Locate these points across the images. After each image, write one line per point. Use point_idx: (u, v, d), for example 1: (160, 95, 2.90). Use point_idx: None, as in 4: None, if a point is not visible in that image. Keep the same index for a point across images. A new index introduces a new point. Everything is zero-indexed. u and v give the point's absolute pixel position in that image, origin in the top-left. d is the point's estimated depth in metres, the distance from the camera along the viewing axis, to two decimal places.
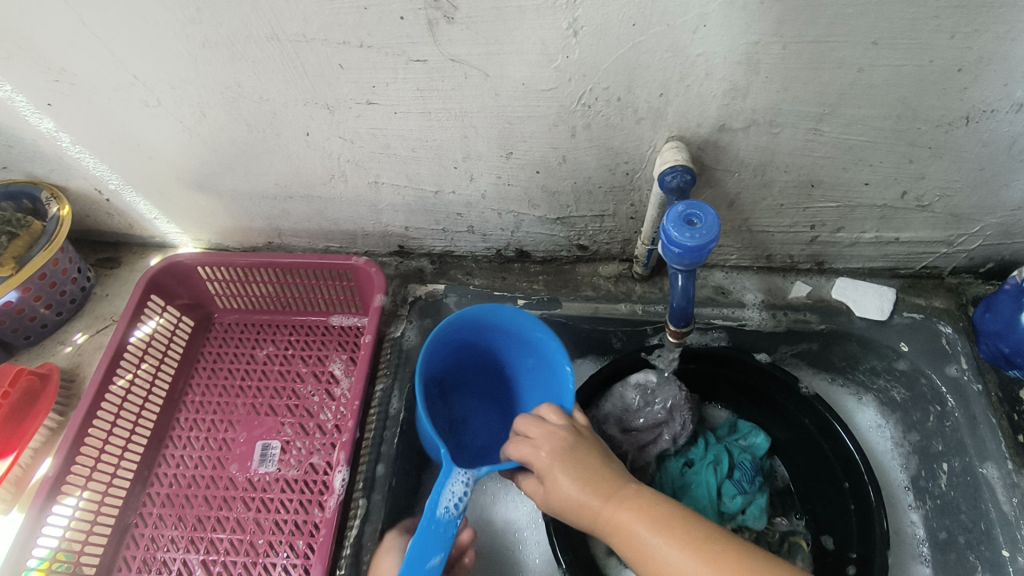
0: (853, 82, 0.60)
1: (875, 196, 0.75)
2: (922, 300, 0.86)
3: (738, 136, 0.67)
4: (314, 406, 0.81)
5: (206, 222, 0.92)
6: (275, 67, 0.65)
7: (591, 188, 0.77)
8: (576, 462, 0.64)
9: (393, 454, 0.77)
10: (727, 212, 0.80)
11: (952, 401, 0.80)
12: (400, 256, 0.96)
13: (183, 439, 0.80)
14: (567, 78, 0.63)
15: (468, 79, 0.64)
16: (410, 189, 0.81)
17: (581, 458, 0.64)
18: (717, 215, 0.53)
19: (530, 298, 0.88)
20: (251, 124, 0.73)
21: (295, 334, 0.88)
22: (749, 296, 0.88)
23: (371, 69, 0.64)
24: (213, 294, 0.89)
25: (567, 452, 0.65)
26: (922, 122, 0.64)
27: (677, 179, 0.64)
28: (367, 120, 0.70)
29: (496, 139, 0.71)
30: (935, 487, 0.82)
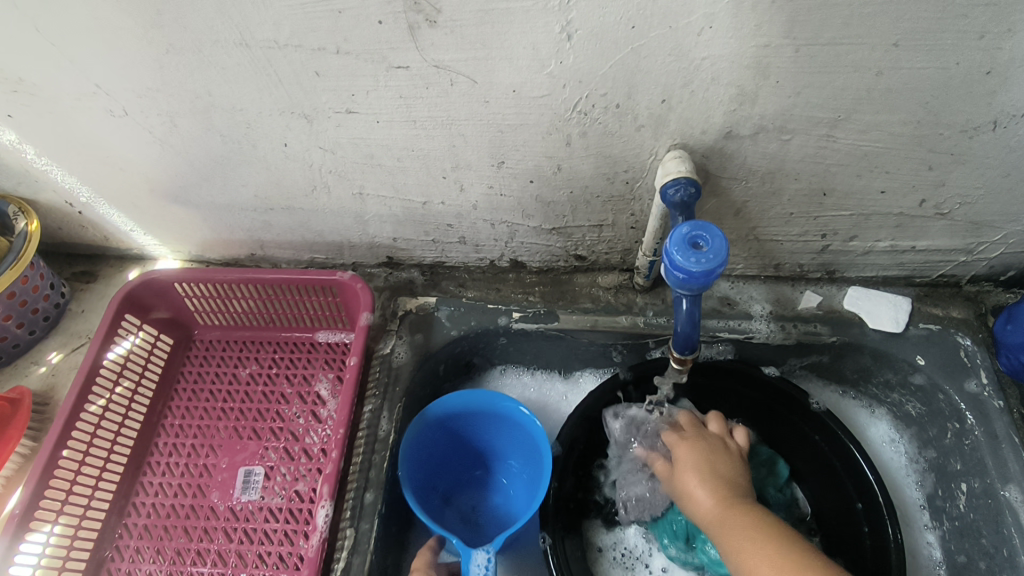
0: (871, 87, 0.55)
1: (892, 204, 0.70)
2: (938, 310, 0.82)
3: (746, 143, 0.63)
4: (299, 429, 0.77)
5: (185, 234, 0.87)
6: (248, 75, 0.60)
7: (588, 197, 0.73)
8: (705, 466, 0.70)
9: (383, 480, 0.74)
10: (733, 222, 0.75)
11: (972, 419, 0.75)
12: (390, 268, 0.91)
13: (162, 466, 0.76)
14: (561, 84, 0.58)
15: (454, 86, 0.59)
16: (398, 200, 0.76)
17: (711, 462, 0.70)
18: (724, 236, 0.49)
19: (525, 312, 0.85)
20: (224, 134, 0.68)
21: (279, 352, 0.84)
22: (757, 307, 0.83)
23: (351, 76, 0.59)
24: (192, 310, 0.84)
25: (704, 457, 0.71)
26: (945, 127, 0.59)
27: (681, 193, 0.59)
28: (348, 130, 0.66)
29: (486, 148, 0.67)
30: (953, 508, 0.78)
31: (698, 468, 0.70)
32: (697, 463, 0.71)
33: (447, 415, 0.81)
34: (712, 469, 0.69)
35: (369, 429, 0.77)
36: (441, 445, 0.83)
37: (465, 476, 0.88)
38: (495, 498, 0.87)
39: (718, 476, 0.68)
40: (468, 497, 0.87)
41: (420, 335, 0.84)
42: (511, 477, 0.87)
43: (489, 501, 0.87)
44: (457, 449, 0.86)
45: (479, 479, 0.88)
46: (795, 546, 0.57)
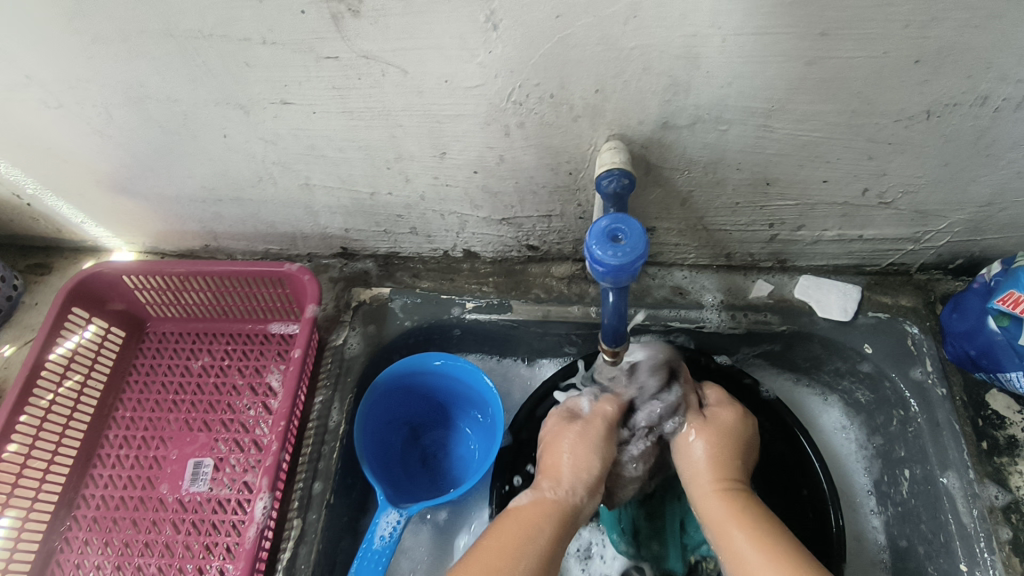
0: (802, 77, 0.55)
1: (836, 193, 0.70)
2: (888, 298, 0.82)
3: (684, 133, 0.62)
4: (249, 420, 0.77)
5: (137, 226, 0.87)
6: (178, 66, 0.59)
7: (534, 188, 0.72)
8: (715, 441, 0.72)
9: (331, 471, 0.74)
10: (680, 211, 0.75)
11: (916, 405, 0.76)
12: (345, 258, 0.91)
13: (112, 458, 0.76)
14: (493, 75, 0.57)
15: (386, 76, 0.58)
16: (345, 191, 0.76)
17: (718, 440, 0.72)
18: (643, 230, 0.49)
19: (478, 302, 0.85)
20: (163, 125, 0.67)
21: (232, 344, 0.84)
22: (708, 297, 0.84)
23: (281, 67, 0.58)
24: (143, 303, 0.83)
25: (710, 429, 0.72)
26: (879, 116, 0.59)
27: (614, 184, 0.59)
28: (286, 121, 0.65)
29: (427, 139, 0.66)
30: (897, 493, 0.79)
31: (704, 445, 0.71)
32: (711, 439, 0.72)
33: (405, 374, 0.83)
34: (711, 449, 0.71)
35: (319, 420, 0.77)
36: (402, 402, 0.86)
37: (432, 426, 0.91)
38: (458, 449, 0.89)
39: (717, 462, 0.71)
40: (433, 446, 0.90)
41: (373, 326, 0.84)
42: (470, 431, 0.89)
43: (451, 452, 0.89)
44: (420, 403, 0.89)
45: (446, 430, 0.90)
46: (794, 556, 0.59)
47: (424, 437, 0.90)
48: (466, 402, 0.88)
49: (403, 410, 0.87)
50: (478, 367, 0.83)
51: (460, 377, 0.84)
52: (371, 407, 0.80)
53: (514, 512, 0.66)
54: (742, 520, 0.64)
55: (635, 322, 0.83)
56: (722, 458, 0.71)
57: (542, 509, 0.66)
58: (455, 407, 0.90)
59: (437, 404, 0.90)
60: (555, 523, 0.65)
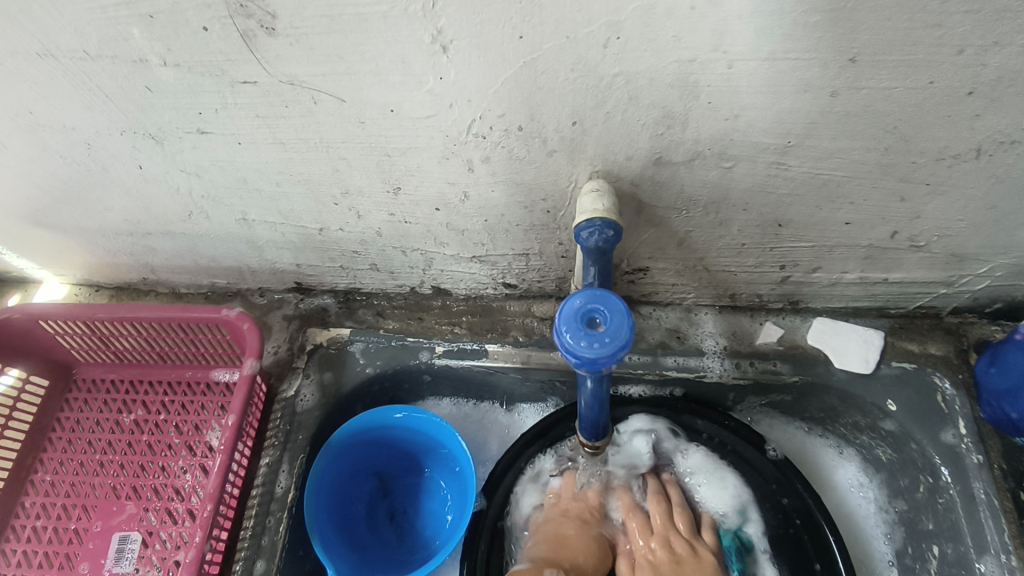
0: (824, 110, 0.45)
1: (859, 236, 0.60)
2: (915, 346, 0.72)
3: (681, 170, 0.52)
4: (184, 486, 0.68)
5: (65, 258, 0.77)
6: (67, 90, 0.49)
7: (506, 226, 0.62)
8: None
9: (276, 548, 0.65)
10: (677, 252, 0.64)
11: (947, 474, 0.66)
12: (301, 292, 0.81)
13: (27, 530, 0.67)
14: (447, 104, 0.47)
15: (317, 105, 0.48)
16: (290, 227, 0.66)
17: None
18: (626, 311, 0.39)
19: (450, 346, 0.75)
20: (66, 155, 0.57)
21: (170, 394, 0.74)
22: (710, 342, 0.74)
23: (190, 93, 0.48)
24: (69, 348, 0.74)
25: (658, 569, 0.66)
26: (917, 154, 0.49)
27: (596, 237, 0.49)
28: (207, 152, 0.55)
29: (376, 173, 0.56)
30: (924, 571, 0.69)
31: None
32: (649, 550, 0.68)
33: (364, 428, 0.73)
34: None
35: (264, 486, 0.68)
36: (364, 455, 0.77)
37: (401, 478, 0.81)
38: (429, 504, 0.80)
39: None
40: (402, 499, 0.80)
41: (330, 373, 0.74)
42: (441, 485, 0.80)
43: (422, 507, 0.80)
44: (385, 454, 0.79)
45: (416, 481, 0.81)
46: None
47: (389, 491, 0.80)
48: (438, 456, 0.79)
49: (366, 463, 0.78)
50: (448, 421, 0.73)
51: (429, 430, 0.75)
52: (325, 468, 0.70)
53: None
54: None
55: (628, 371, 0.73)
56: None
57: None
58: (424, 459, 0.80)
59: (403, 456, 0.80)
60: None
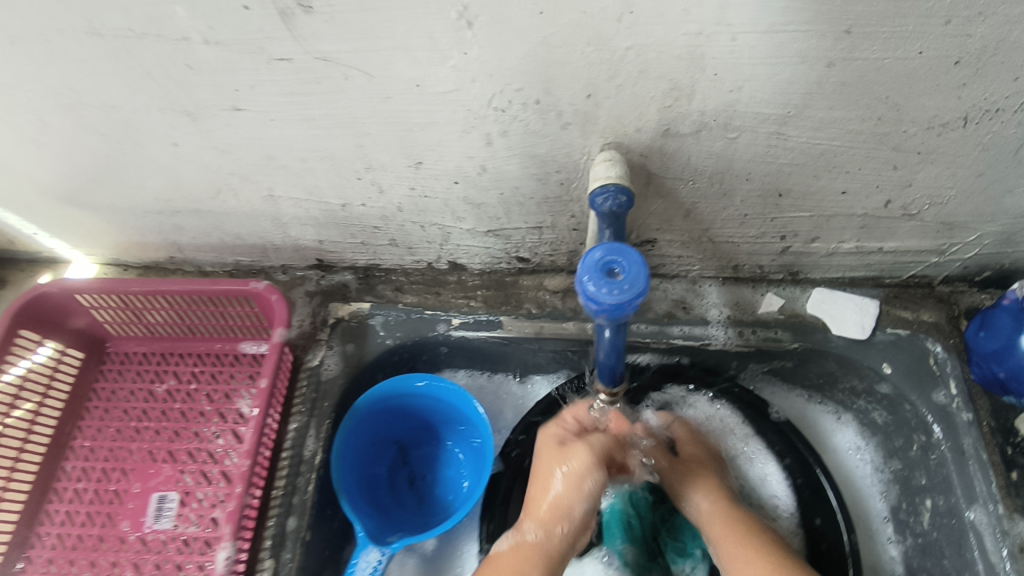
0: (821, 80, 0.48)
1: (855, 205, 0.63)
2: (909, 313, 0.76)
3: (688, 141, 0.55)
4: (217, 450, 0.72)
5: (95, 238, 0.80)
6: (111, 68, 0.52)
7: (521, 199, 0.66)
8: (701, 470, 0.74)
9: (307, 505, 0.69)
10: (683, 223, 0.68)
11: (939, 432, 0.70)
12: (322, 270, 0.84)
13: (69, 492, 0.71)
14: (469, 79, 0.50)
15: (348, 81, 0.51)
16: (314, 203, 0.69)
17: (701, 466, 0.74)
18: (644, 262, 0.43)
19: (466, 318, 0.79)
20: (105, 133, 0.60)
21: (199, 365, 0.78)
22: (714, 311, 0.77)
23: (228, 70, 0.51)
24: (102, 321, 0.77)
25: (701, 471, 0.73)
26: (909, 123, 0.52)
27: (610, 202, 0.52)
28: (239, 128, 0.58)
29: (399, 148, 0.59)
30: (917, 524, 0.73)
31: (693, 471, 0.73)
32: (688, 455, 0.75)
33: (385, 396, 0.77)
34: (704, 481, 0.72)
35: (293, 449, 0.71)
36: (385, 423, 0.80)
37: (420, 445, 0.85)
38: (447, 470, 0.84)
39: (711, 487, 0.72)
40: (421, 465, 0.84)
41: (352, 345, 0.78)
42: (458, 452, 0.84)
43: (440, 473, 0.84)
44: (405, 423, 0.83)
45: (433, 449, 0.85)
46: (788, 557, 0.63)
47: (408, 459, 0.84)
48: (455, 424, 0.82)
49: (387, 431, 0.81)
50: (466, 389, 0.77)
51: (447, 398, 0.78)
52: (350, 433, 0.74)
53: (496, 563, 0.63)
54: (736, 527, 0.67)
55: (636, 339, 0.77)
56: (711, 482, 0.72)
57: (530, 549, 0.63)
58: (442, 428, 0.84)
59: (421, 425, 0.84)
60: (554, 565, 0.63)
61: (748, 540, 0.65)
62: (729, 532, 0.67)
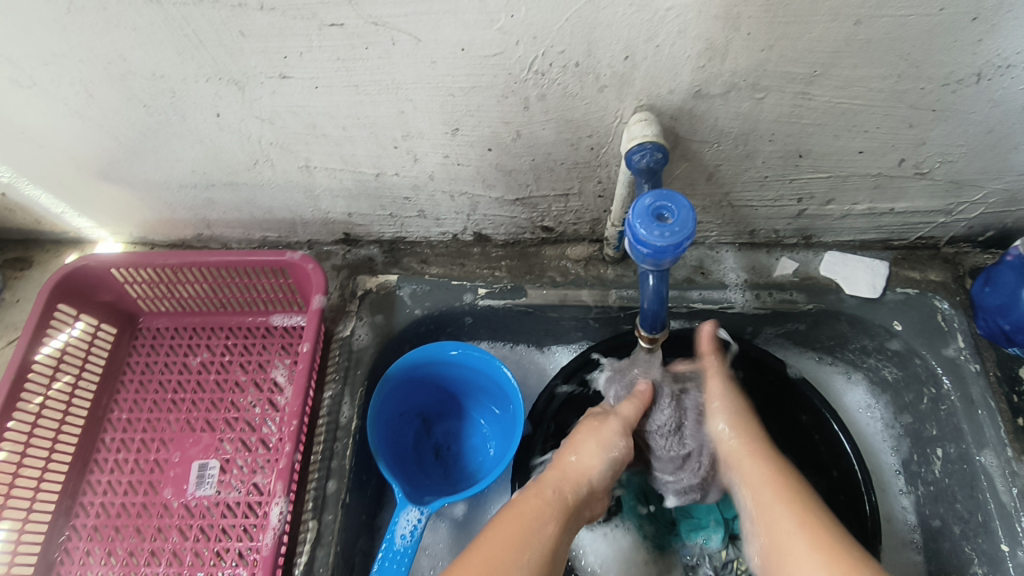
0: (848, 38, 0.51)
1: (870, 164, 0.66)
2: (916, 274, 0.80)
3: (717, 103, 0.58)
4: (255, 418, 0.73)
5: (124, 216, 0.81)
6: (164, 37, 0.54)
7: (552, 165, 0.68)
8: (751, 450, 0.66)
9: (346, 469, 0.71)
10: (705, 187, 0.71)
11: (948, 383, 0.74)
12: (347, 245, 0.86)
13: (110, 462, 0.72)
14: (514, 41, 0.53)
15: (396, 45, 0.53)
16: (348, 172, 0.71)
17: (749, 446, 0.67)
18: (691, 207, 0.45)
19: (492, 287, 0.80)
20: (149, 104, 0.62)
21: (232, 338, 0.79)
22: (731, 276, 0.80)
23: (279, 36, 0.53)
24: (135, 297, 0.78)
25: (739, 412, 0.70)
26: (926, 80, 0.55)
27: (647, 159, 0.55)
28: (284, 97, 0.60)
29: (438, 114, 0.61)
30: (929, 473, 0.77)
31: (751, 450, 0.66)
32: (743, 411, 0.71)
33: (415, 365, 0.79)
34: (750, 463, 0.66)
35: (329, 416, 0.73)
36: (414, 392, 0.82)
37: (445, 417, 0.87)
38: (471, 440, 0.86)
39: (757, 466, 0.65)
40: (446, 437, 0.86)
41: (381, 315, 0.79)
42: (484, 420, 0.86)
43: (464, 443, 0.86)
44: (432, 392, 0.85)
45: (457, 421, 0.87)
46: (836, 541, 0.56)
47: (434, 428, 0.86)
48: (483, 393, 0.84)
49: (416, 400, 0.83)
50: (495, 356, 0.79)
51: (477, 367, 0.80)
52: (384, 401, 0.76)
53: (513, 511, 0.60)
54: (779, 481, 0.63)
55: None
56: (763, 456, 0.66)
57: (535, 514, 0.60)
58: (468, 397, 0.86)
59: (449, 395, 0.86)
60: (560, 528, 0.60)
61: (782, 496, 0.61)
62: (776, 504, 0.61)
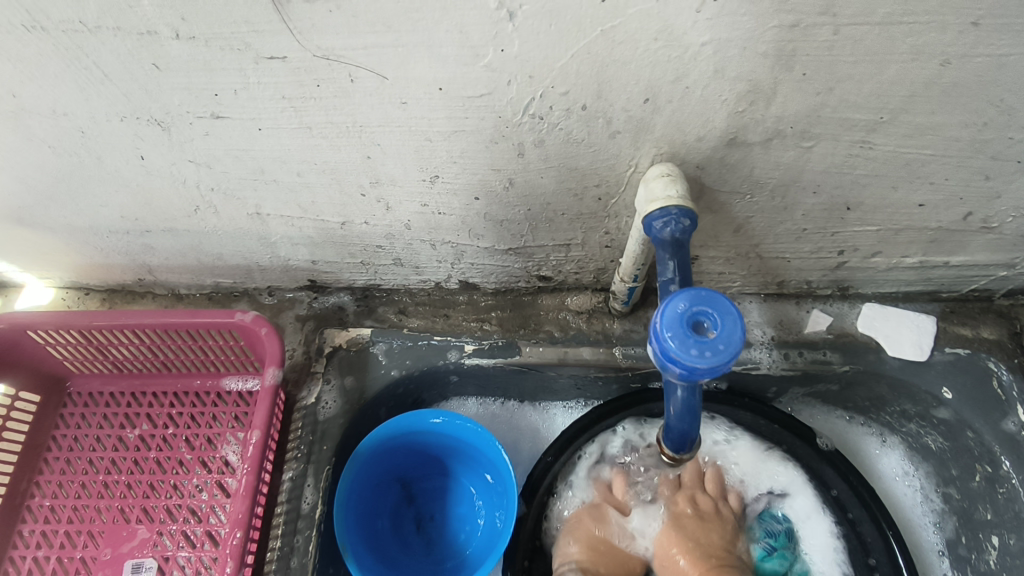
0: (929, 80, 0.40)
1: (930, 218, 0.56)
2: (967, 330, 0.69)
3: (755, 151, 0.47)
4: (201, 506, 0.62)
5: (51, 260, 0.69)
6: (58, 70, 0.42)
7: (551, 215, 0.57)
8: (693, 537, 0.63)
9: (307, 569, 0.60)
10: (731, 239, 0.60)
11: (1008, 464, 0.64)
12: (314, 291, 0.75)
13: (27, 562, 0.61)
14: (505, 80, 0.41)
15: (356, 83, 0.42)
16: (308, 220, 0.59)
17: (698, 524, 0.64)
18: (739, 316, 0.36)
19: (480, 343, 0.69)
20: (56, 145, 0.50)
21: (177, 406, 0.68)
22: (757, 332, 0.70)
23: (204, 70, 0.42)
24: (61, 359, 0.67)
25: (686, 519, 0.65)
26: (1016, 129, 0.45)
27: (671, 227, 0.45)
28: (220, 139, 0.48)
29: (412, 161, 0.50)
30: (981, 562, 0.67)
31: (683, 540, 0.63)
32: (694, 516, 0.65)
33: (391, 436, 0.68)
34: (717, 535, 0.64)
35: (290, 502, 0.62)
36: (390, 461, 0.71)
37: (424, 484, 0.76)
38: (456, 509, 0.75)
39: (715, 540, 0.64)
40: (428, 505, 0.75)
41: (352, 378, 0.68)
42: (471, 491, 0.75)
43: (449, 512, 0.75)
44: (411, 459, 0.74)
45: (441, 489, 0.76)
46: None
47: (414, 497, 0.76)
48: (470, 462, 0.74)
49: (392, 469, 0.72)
50: (485, 427, 0.68)
51: (462, 437, 0.70)
52: (353, 479, 0.65)
53: None
54: None
55: None
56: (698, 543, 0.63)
57: None
58: (452, 465, 0.75)
59: (431, 462, 0.75)
60: None
61: None
62: None
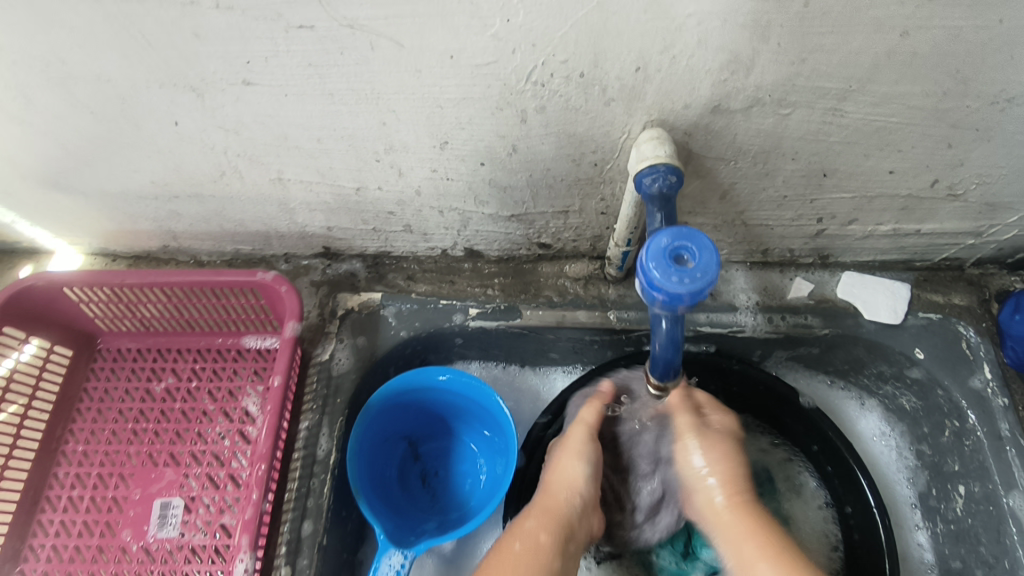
0: (891, 51, 0.45)
1: (900, 185, 0.60)
2: (939, 297, 0.74)
3: (737, 118, 0.52)
4: (224, 451, 0.67)
5: (81, 226, 0.74)
6: (105, 35, 0.47)
7: (550, 181, 0.62)
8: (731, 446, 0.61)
9: (323, 508, 0.65)
10: (718, 206, 0.65)
11: (974, 417, 0.69)
12: (328, 258, 0.80)
13: (63, 500, 0.66)
14: (510, 49, 0.46)
15: (375, 51, 0.47)
16: (326, 186, 0.64)
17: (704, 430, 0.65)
18: (714, 247, 0.41)
19: (484, 307, 0.74)
20: (97, 110, 0.55)
21: (200, 362, 0.73)
22: (742, 297, 0.74)
23: (240, 38, 0.46)
24: (92, 316, 0.72)
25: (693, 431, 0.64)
26: (972, 98, 0.49)
27: (659, 183, 0.50)
28: (249, 105, 0.53)
29: (425, 127, 0.54)
30: (949, 510, 0.72)
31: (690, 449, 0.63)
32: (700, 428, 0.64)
33: (399, 392, 0.73)
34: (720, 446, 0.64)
35: (306, 449, 0.67)
36: (399, 417, 0.76)
37: (430, 441, 0.81)
38: (460, 465, 0.80)
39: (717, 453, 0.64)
40: (434, 461, 0.80)
41: (363, 337, 0.73)
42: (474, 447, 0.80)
43: (452, 467, 0.80)
44: (418, 415, 0.79)
45: (446, 445, 0.81)
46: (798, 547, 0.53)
47: (421, 452, 0.80)
48: (473, 419, 0.78)
49: (401, 424, 0.77)
50: (488, 383, 0.73)
51: (467, 394, 0.74)
52: (365, 430, 0.70)
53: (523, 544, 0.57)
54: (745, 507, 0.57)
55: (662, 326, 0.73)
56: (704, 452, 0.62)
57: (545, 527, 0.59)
58: (456, 422, 0.80)
59: (436, 419, 0.80)
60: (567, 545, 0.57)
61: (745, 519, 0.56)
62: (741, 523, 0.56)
